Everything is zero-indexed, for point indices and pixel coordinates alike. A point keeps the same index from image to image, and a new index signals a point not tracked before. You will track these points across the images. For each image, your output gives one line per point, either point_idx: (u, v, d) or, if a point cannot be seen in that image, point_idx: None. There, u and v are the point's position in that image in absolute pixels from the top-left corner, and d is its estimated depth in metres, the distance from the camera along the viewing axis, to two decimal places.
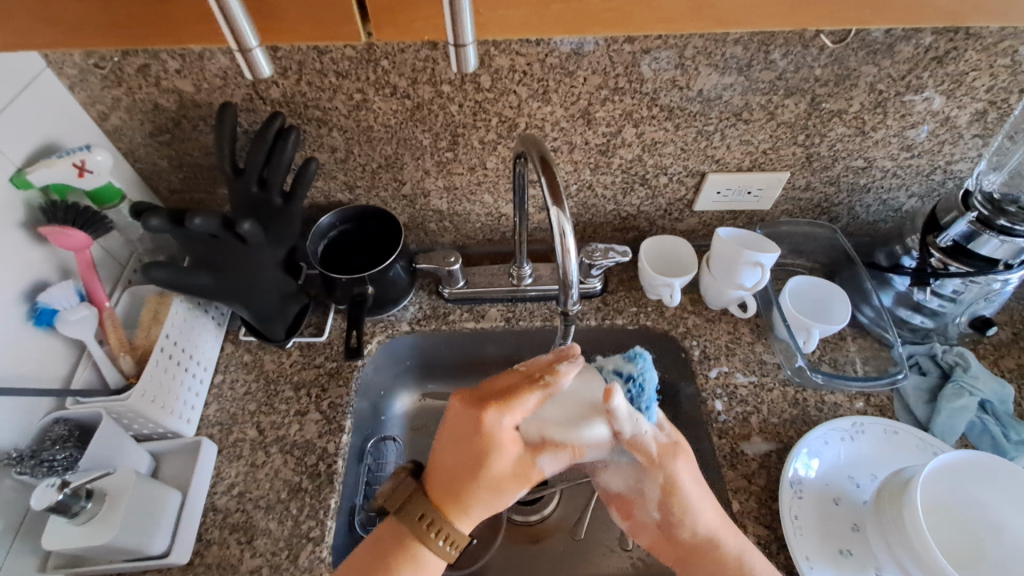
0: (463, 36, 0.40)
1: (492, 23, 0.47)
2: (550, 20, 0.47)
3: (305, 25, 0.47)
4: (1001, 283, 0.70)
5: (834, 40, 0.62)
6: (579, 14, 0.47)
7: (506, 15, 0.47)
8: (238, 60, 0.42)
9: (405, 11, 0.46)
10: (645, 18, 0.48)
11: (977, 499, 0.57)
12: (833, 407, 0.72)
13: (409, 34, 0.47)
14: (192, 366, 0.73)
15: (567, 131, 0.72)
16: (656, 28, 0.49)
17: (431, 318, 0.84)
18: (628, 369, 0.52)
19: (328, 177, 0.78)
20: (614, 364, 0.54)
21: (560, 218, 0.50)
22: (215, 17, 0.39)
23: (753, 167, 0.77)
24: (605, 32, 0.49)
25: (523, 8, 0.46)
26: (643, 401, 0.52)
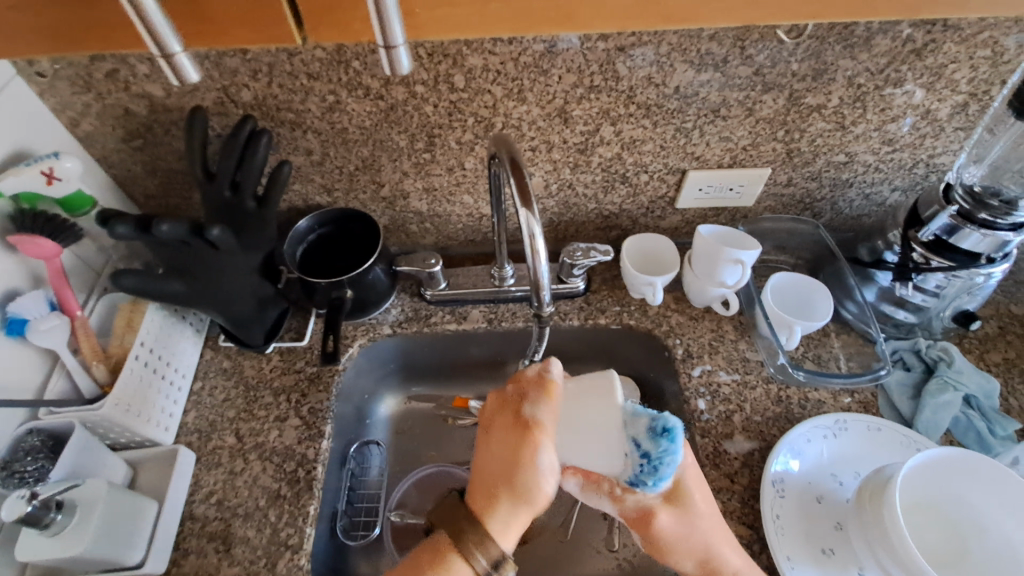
0: (392, 39, 0.41)
1: (428, 23, 0.48)
2: (491, 18, 0.48)
3: (238, 27, 0.48)
4: (985, 277, 0.68)
5: (792, 35, 0.61)
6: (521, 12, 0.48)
7: (443, 15, 0.48)
8: (162, 66, 0.43)
9: (339, 11, 0.47)
10: (590, 16, 0.49)
11: (963, 497, 0.55)
12: (816, 404, 0.72)
13: (346, 35, 0.49)
14: (170, 373, 0.73)
15: (545, 130, 0.71)
16: (605, 25, 0.50)
17: (414, 320, 0.84)
18: (646, 448, 0.51)
19: (306, 180, 0.77)
20: (635, 434, 0.52)
21: (529, 219, 0.48)
22: (135, 27, 0.40)
23: (733, 164, 0.77)
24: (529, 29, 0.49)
25: (458, 8, 0.47)
26: (651, 478, 0.52)
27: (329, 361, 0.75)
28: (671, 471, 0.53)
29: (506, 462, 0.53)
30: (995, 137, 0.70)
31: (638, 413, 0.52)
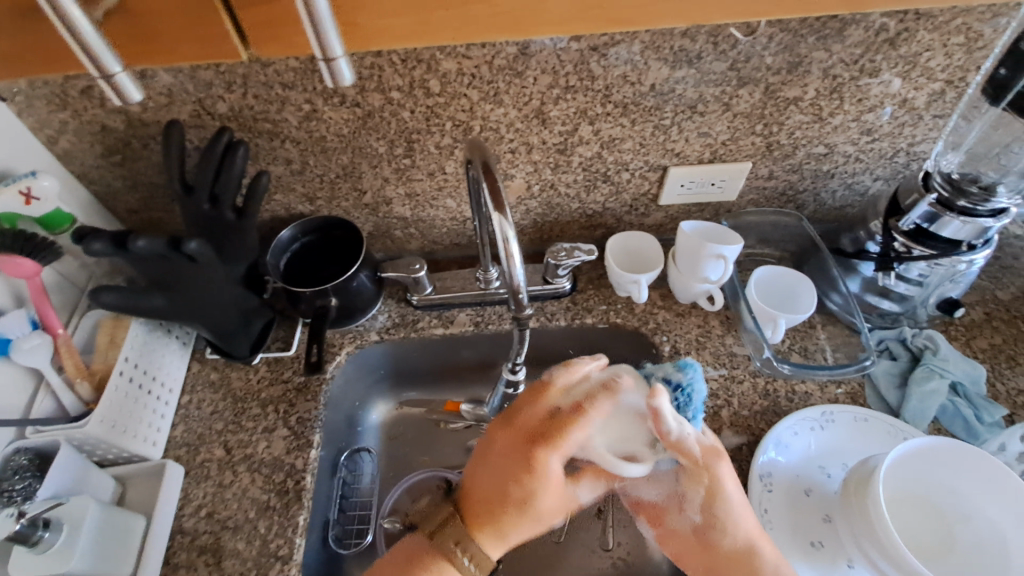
0: (331, 50, 0.44)
1: (375, 34, 0.52)
2: (436, 27, 0.52)
3: (194, 42, 0.52)
4: (967, 264, 0.68)
5: (745, 31, 0.61)
6: (463, 20, 0.52)
7: (378, 26, 0.51)
8: (106, 88, 0.46)
9: (282, 27, 0.51)
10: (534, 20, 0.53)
11: (950, 487, 0.55)
12: (803, 396, 0.72)
13: (291, 47, 0.53)
14: (156, 388, 0.73)
15: (523, 132, 0.71)
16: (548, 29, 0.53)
17: (401, 326, 0.83)
18: (676, 378, 0.57)
19: (287, 190, 0.77)
20: (664, 373, 0.58)
21: (502, 224, 0.48)
22: (75, 50, 0.43)
23: (714, 159, 0.77)
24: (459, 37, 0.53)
25: (402, 19, 0.51)
26: (689, 409, 0.57)
27: (314, 371, 0.75)
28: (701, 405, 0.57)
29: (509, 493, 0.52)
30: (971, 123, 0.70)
31: (658, 363, 0.59)
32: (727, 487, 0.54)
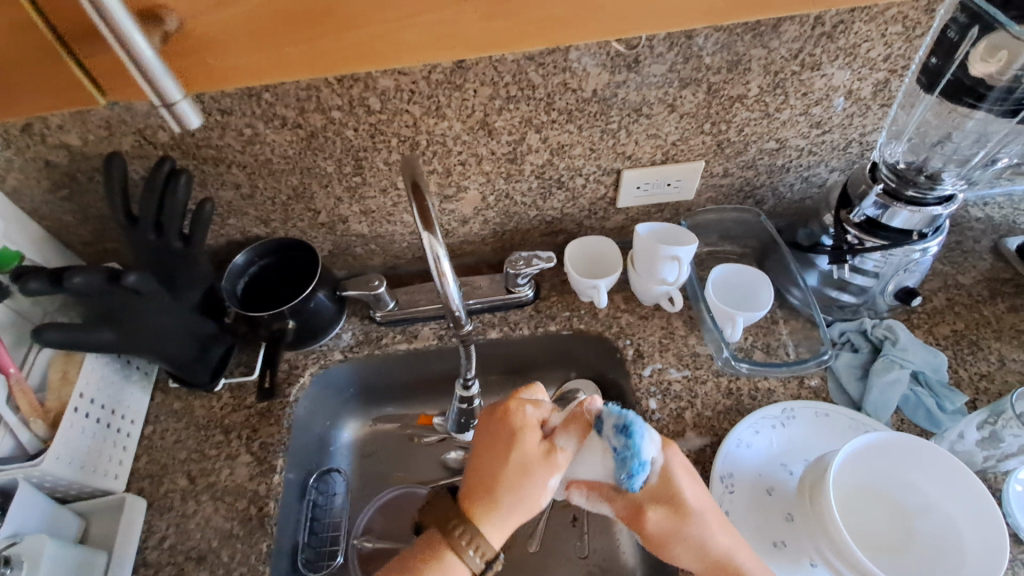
0: (168, 95, 0.50)
1: (230, 73, 0.59)
2: (290, 62, 0.59)
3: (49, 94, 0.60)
4: (921, 252, 0.67)
5: (624, 45, 0.62)
6: (314, 54, 0.59)
7: (228, 66, 0.59)
8: None
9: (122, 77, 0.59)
10: (386, 51, 0.60)
11: (903, 479, 0.55)
12: (766, 393, 0.71)
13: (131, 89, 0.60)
14: (115, 421, 0.72)
15: (471, 144, 0.71)
16: (402, 56, 0.60)
17: (364, 344, 0.83)
18: (613, 443, 0.52)
19: (240, 214, 0.77)
20: (603, 431, 0.53)
21: (432, 242, 0.47)
22: None
23: (666, 160, 0.77)
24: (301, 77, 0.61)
25: (253, 55, 0.58)
26: (625, 473, 0.52)
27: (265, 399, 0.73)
28: (643, 467, 0.52)
29: (525, 477, 0.52)
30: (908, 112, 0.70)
31: (607, 411, 0.54)
32: (654, 535, 0.53)
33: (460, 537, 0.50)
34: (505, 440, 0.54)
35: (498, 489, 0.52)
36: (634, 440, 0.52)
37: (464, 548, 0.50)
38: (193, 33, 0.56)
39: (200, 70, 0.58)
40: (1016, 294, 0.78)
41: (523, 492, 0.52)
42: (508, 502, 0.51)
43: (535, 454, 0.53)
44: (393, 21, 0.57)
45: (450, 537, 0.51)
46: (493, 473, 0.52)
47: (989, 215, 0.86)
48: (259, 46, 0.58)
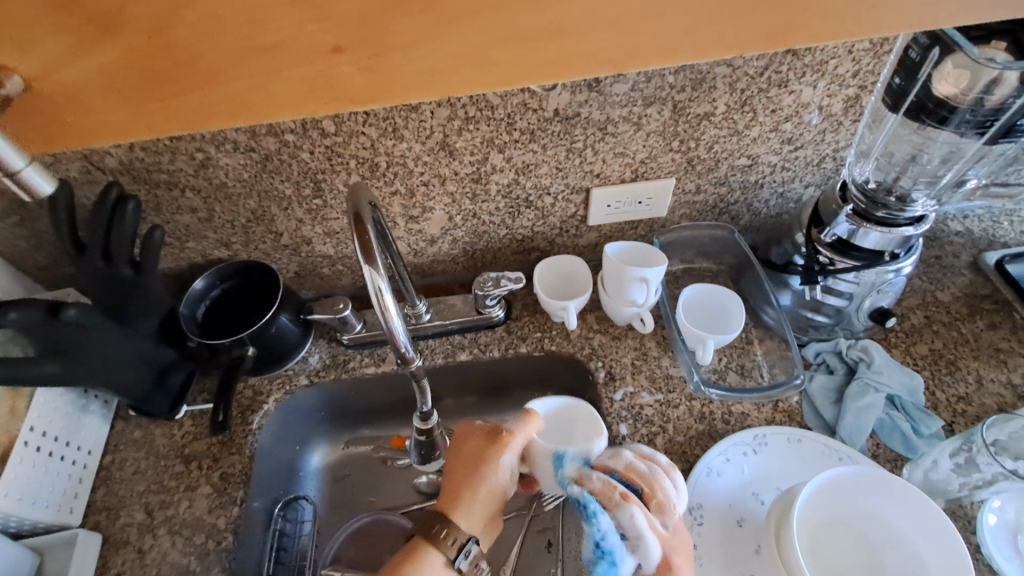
0: None
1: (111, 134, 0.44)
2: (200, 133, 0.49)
3: None
4: (895, 273, 0.66)
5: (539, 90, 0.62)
6: (175, 112, 0.39)
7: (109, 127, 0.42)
8: None
9: None
10: (259, 102, 0.40)
11: (873, 513, 0.53)
12: (740, 417, 0.69)
13: None
14: (68, 452, 0.70)
15: (432, 164, 0.69)
16: (278, 110, 0.40)
17: (331, 368, 0.81)
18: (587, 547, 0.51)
19: (199, 237, 0.75)
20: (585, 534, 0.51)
21: (374, 277, 0.46)
22: None
23: (636, 178, 0.75)
24: (167, 130, 0.41)
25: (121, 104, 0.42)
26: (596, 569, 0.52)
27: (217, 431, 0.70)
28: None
29: (477, 462, 0.54)
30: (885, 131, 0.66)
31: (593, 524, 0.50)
32: None
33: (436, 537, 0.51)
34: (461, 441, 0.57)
35: (457, 478, 0.54)
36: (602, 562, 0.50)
37: (440, 542, 0.51)
38: (40, 90, 0.37)
39: (57, 126, 0.39)
40: (995, 311, 0.77)
41: (478, 478, 0.54)
42: (468, 488, 0.53)
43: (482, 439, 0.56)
44: (259, 74, 0.38)
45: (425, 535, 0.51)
46: (456, 470, 0.55)
47: (968, 228, 0.85)
48: (126, 101, 0.38)
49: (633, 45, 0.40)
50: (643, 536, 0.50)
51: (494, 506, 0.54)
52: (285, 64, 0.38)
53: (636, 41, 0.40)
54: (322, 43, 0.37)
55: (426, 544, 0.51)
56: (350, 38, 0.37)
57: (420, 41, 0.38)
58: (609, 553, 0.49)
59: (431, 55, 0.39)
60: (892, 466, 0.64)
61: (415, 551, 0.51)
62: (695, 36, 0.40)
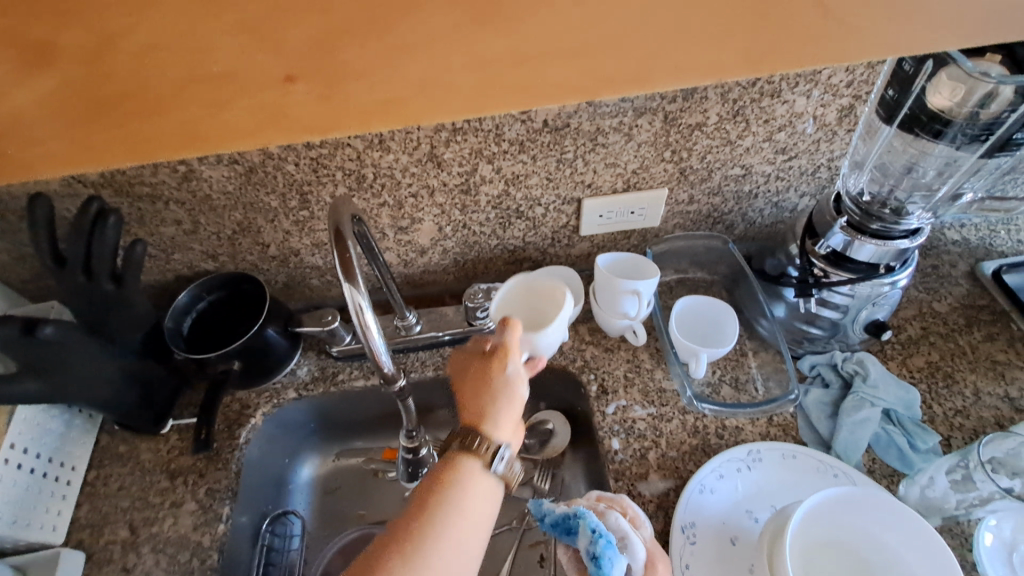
0: None
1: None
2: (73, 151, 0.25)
3: None
4: (890, 286, 0.65)
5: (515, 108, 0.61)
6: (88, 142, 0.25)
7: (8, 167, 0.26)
8: None
9: None
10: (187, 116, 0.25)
11: (869, 534, 0.52)
12: (734, 432, 0.68)
13: None
14: (51, 468, 0.69)
15: (420, 176, 0.68)
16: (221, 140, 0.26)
17: (320, 380, 0.80)
18: (589, 551, 0.51)
19: (185, 249, 0.74)
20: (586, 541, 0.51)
21: (353, 295, 0.44)
22: None
23: (628, 188, 0.74)
24: (39, 171, 0.26)
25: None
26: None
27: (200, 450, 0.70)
28: None
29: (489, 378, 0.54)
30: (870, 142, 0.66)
31: (589, 524, 0.52)
32: None
33: (467, 445, 0.50)
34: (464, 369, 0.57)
35: (469, 395, 0.54)
36: (608, 555, 0.50)
37: (473, 447, 0.49)
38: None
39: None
40: (992, 322, 0.76)
41: (492, 386, 0.54)
42: (487, 400, 0.53)
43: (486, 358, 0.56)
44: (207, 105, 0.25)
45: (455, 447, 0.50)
46: (466, 392, 0.55)
47: (966, 237, 0.84)
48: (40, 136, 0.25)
49: (610, 69, 0.26)
50: (630, 537, 0.53)
51: (516, 414, 0.54)
52: (232, 93, 0.25)
53: (612, 65, 0.26)
54: (269, 70, 0.25)
55: (461, 456, 0.49)
56: (309, 62, 0.25)
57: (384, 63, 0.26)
58: (610, 548, 0.50)
59: (385, 82, 0.26)
60: (888, 482, 0.63)
61: (449, 466, 0.49)
62: (671, 57, 0.27)
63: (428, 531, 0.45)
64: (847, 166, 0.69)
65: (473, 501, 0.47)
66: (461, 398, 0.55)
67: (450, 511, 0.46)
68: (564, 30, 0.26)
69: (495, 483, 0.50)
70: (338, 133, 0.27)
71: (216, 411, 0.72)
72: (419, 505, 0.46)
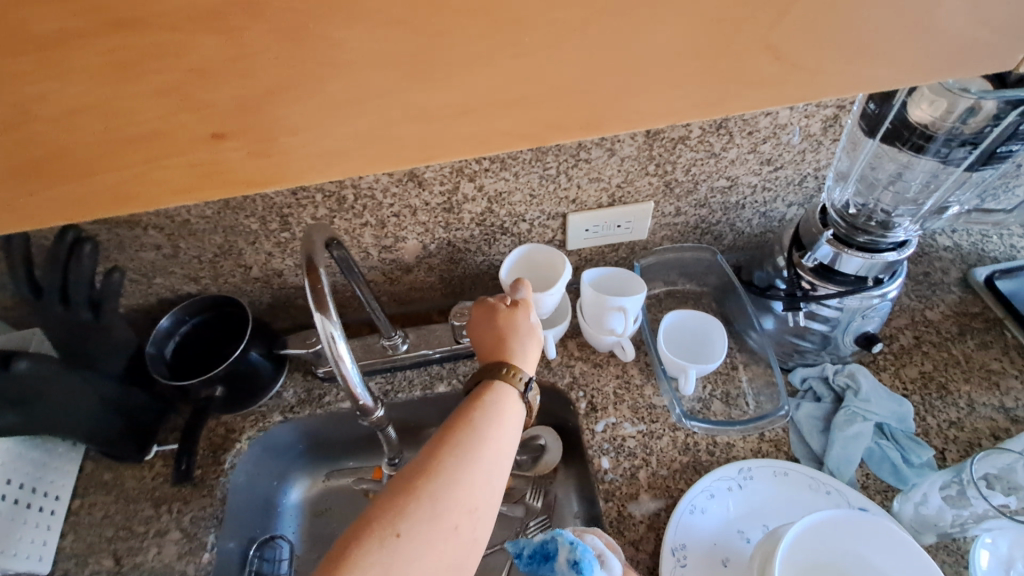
0: None
1: None
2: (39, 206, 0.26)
3: None
4: (880, 298, 0.63)
5: None
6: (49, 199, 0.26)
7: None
8: None
9: None
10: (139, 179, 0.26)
11: (859, 555, 0.51)
12: (725, 448, 0.67)
13: None
14: (36, 498, 0.68)
15: (401, 195, 0.67)
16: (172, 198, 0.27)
17: (306, 402, 0.79)
18: (568, 559, 0.51)
19: (166, 273, 0.73)
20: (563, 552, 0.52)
21: (324, 323, 0.44)
22: None
23: (613, 202, 0.73)
24: (8, 227, 0.27)
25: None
26: None
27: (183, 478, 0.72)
28: None
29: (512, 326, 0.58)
30: (852, 155, 0.64)
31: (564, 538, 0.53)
32: None
33: (502, 370, 0.53)
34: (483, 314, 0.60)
35: (493, 336, 0.58)
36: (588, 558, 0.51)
37: (506, 373, 0.53)
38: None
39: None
40: (986, 329, 0.75)
41: (516, 329, 0.58)
42: (512, 343, 0.57)
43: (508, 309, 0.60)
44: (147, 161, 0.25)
45: (491, 373, 0.53)
46: (489, 334, 0.58)
47: (958, 242, 0.83)
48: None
49: (555, 117, 0.27)
50: (607, 553, 0.53)
51: (536, 355, 0.58)
52: (162, 152, 0.25)
53: (557, 115, 0.27)
54: (197, 129, 0.25)
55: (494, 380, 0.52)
56: (239, 120, 0.25)
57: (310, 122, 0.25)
58: (588, 554, 0.52)
59: (326, 137, 0.26)
60: (882, 498, 0.62)
61: (484, 387, 0.51)
62: (618, 103, 0.27)
63: (474, 430, 0.46)
64: (831, 179, 0.68)
65: (511, 413, 0.50)
66: (483, 346, 0.58)
67: (490, 419, 0.48)
68: (507, 86, 0.26)
69: (524, 409, 0.53)
70: (278, 185, 0.28)
71: (195, 439, 0.73)
72: (456, 415, 0.48)
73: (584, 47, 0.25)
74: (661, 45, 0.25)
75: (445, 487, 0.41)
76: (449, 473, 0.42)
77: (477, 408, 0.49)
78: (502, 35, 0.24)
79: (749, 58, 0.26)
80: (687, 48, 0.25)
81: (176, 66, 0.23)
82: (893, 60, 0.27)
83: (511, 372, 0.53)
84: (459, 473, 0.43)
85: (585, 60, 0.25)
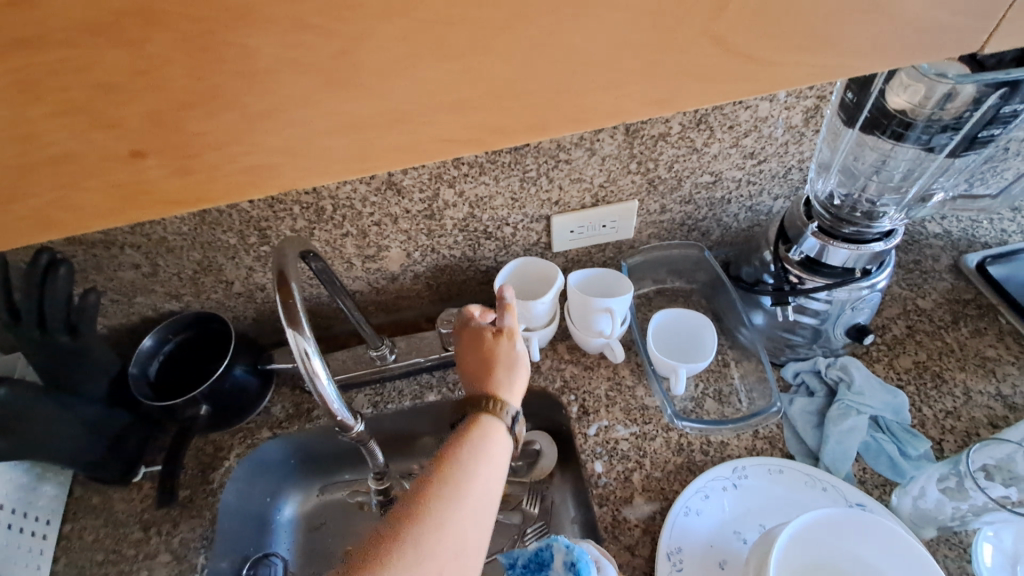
0: None
1: None
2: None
3: None
4: (870, 289, 0.63)
5: None
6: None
7: None
8: None
9: None
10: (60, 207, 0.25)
11: (854, 555, 0.50)
12: (719, 447, 0.66)
13: None
14: (26, 523, 0.67)
15: (381, 204, 0.67)
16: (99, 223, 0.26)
17: (295, 417, 0.78)
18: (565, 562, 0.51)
19: (147, 292, 0.72)
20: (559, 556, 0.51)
21: (298, 340, 0.43)
22: None
23: (596, 202, 0.72)
24: None
25: None
26: None
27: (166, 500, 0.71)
28: None
29: (501, 356, 0.57)
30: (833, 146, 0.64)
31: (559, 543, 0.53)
32: None
33: (487, 405, 0.52)
34: (472, 343, 0.59)
35: (481, 367, 0.57)
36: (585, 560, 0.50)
37: (491, 408, 0.52)
38: None
39: None
40: (979, 316, 0.74)
41: (504, 360, 0.57)
42: (499, 374, 0.56)
43: (496, 338, 0.59)
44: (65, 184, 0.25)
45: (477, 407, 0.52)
46: (477, 365, 0.57)
47: (948, 229, 0.82)
48: None
49: (499, 121, 0.26)
50: (603, 558, 0.53)
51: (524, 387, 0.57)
52: (80, 174, 0.24)
53: (501, 118, 0.26)
54: (114, 148, 0.24)
55: (480, 416, 0.51)
56: (155, 136, 0.24)
57: (245, 136, 0.25)
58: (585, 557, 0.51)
59: (259, 151, 0.25)
60: (880, 492, 0.61)
61: (469, 424, 0.50)
62: (564, 103, 0.26)
63: (462, 468, 0.45)
64: (814, 170, 0.67)
65: (498, 452, 0.49)
66: (470, 374, 0.57)
67: (478, 457, 0.46)
68: (445, 92, 0.25)
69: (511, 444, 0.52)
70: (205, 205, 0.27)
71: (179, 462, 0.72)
72: (445, 453, 0.47)
73: (520, 47, 0.24)
74: (605, 42, 0.24)
75: (433, 532, 0.40)
76: (436, 516, 0.41)
77: (464, 445, 0.47)
78: (431, 40, 0.23)
79: (692, 48, 0.25)
80: (628, 47, 0.25)
81: (87, 85, 0.22)
82: (846, 49, 0.26)
83: (497, 406, 0.52)
84: (447, 515, 0.41)
85: (521, 62, 0.24)
